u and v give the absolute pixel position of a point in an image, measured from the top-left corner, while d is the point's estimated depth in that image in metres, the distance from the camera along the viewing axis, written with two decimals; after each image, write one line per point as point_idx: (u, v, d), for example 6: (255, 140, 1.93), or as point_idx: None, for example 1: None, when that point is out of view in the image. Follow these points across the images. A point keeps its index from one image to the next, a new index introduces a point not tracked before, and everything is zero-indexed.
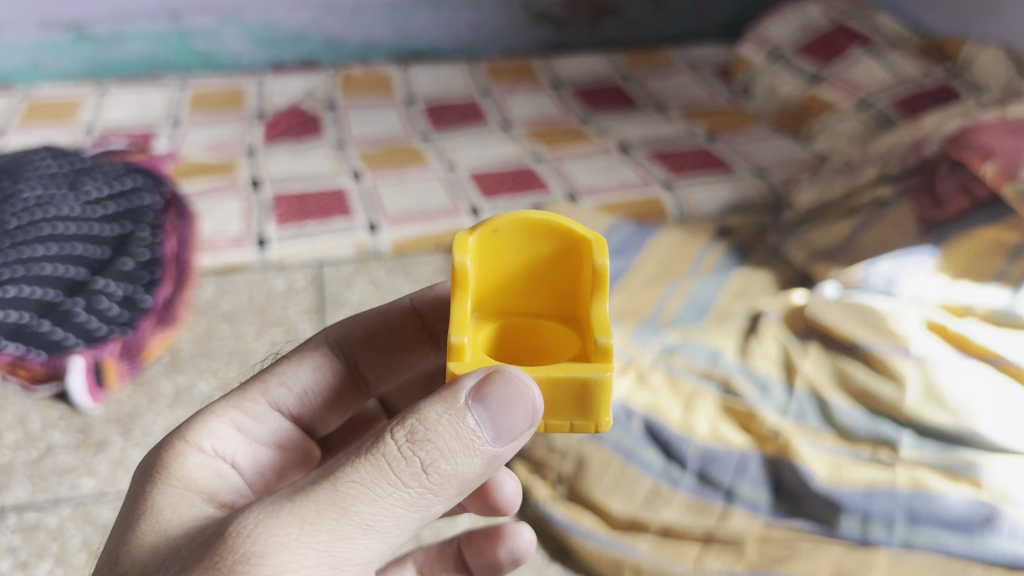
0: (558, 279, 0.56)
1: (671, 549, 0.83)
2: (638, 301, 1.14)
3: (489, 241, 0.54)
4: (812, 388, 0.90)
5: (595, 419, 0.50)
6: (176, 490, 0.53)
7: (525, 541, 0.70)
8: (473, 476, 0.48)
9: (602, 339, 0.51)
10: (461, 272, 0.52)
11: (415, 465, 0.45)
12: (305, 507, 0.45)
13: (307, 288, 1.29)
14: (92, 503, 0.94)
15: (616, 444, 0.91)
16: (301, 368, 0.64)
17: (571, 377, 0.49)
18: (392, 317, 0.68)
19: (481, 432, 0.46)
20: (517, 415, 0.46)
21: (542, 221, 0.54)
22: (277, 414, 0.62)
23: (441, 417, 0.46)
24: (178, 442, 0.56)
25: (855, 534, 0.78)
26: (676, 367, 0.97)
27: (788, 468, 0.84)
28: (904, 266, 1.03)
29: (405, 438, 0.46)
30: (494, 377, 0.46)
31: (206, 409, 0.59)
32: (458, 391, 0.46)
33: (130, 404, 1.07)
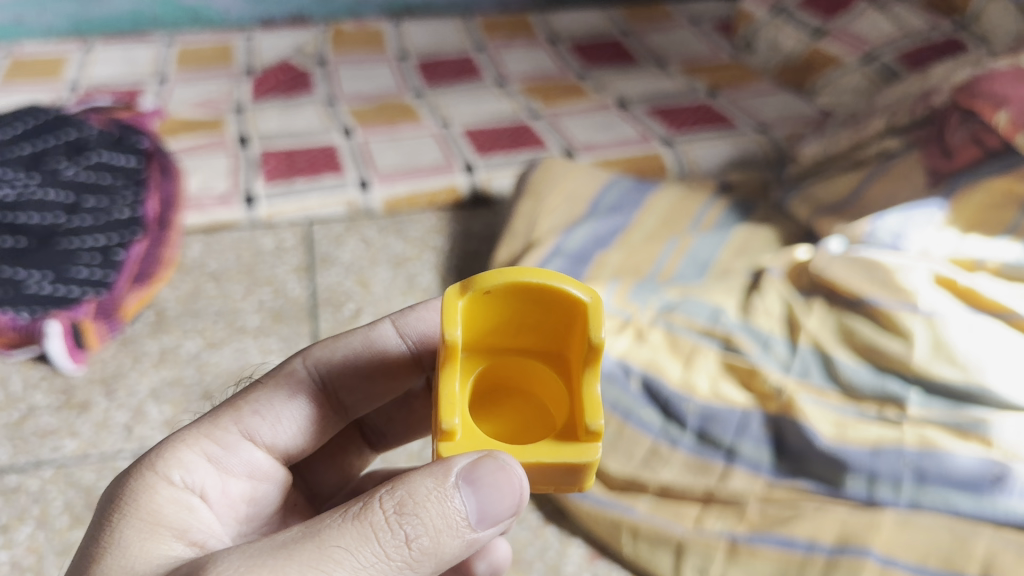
0: (553, 328, 0.49)
1: (671, 510, 0.81)
2: (637, 256, 1.10)
3: (481, 300, 0.47)
4: (816, 343, 0.88)
5: (579, 485, 0.48)
6: (144, 524, 0.51)
7: (503, 553, 0.68)
8: (451, 557, 0.46)
9: (593, 424, 0.46)
10: (451, 347, 0.46)
11: (399, 537, 0.44)
12: (288, 567, 0.43)
13: (296, 247, 1.26)
14: (75, 465, 0.91)
15: (613, 403, 0.89)
16: (275, 399, 0.60)
17: (559, 463, 0.46)
18: (373, 346, 0.65)
19: (467, 515, 0.45)
20: (504, 503, 0.44)
21: (538, 287, 0.46)
22: (249, 443, 0.59)
23: (431, 492, 0.44)
24: (148, 472, 0.54)
25: (861, 494, 0.76)
26: (675, 325, 0.94)
27: (791, 426, 0.81)
28: (912, 219, 1.00)
29: (393, 509, 0.44)
30: (485, 462, 0.43)
31: (176, 437, 0.56)
32: (451, 467, 0.44)
33: (114, 365, 1.05)
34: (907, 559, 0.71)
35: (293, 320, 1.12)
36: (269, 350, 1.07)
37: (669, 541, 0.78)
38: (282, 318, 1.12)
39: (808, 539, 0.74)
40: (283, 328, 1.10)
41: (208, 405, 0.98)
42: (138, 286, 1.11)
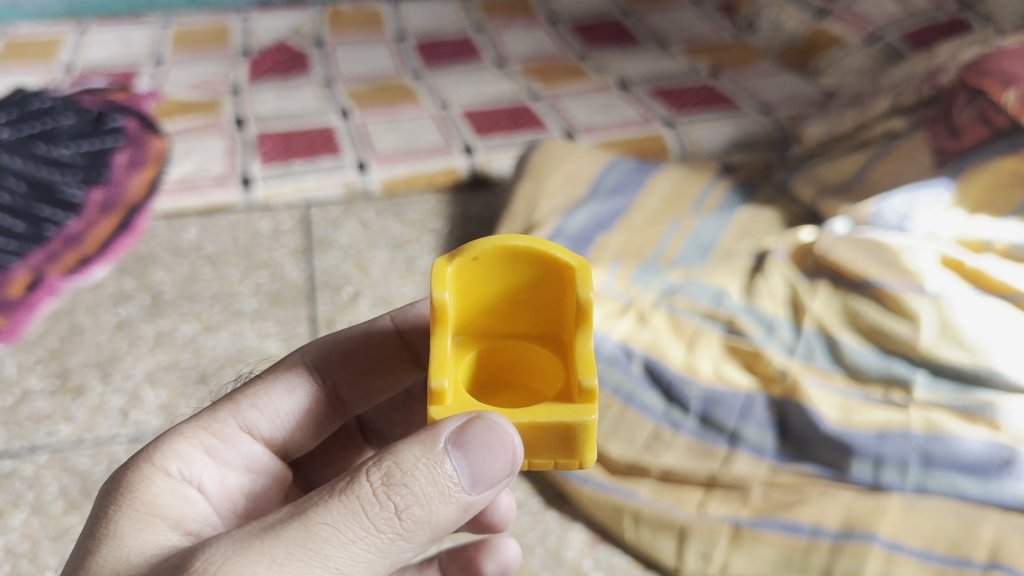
0: (544, 303, 0.49)
1: (673, 494, 0.79)
2: (639, 239, 1.09)
3: (470, 270, 0.48)
4: (820, 326, 0.87)
5: (579, 457, 0.46)
6: (139, 515, 0.50)
7: (512, 553, 0.67)
8: (447, 523, 0.45)
9: (585, 380, 0.45)
10: (440, 309, 0.46)
11: (389, 509, 0.43)
12: (276, 547, 0.42)
13: (293, 230, 1.24)
14: (70, 450, 0.90)
15: (615, 386, 0.87)
16: (274, 390, 0.59)
17: (553, 424, 0.44)
18: (372, 338, 0.64)
19: (458, 479, 0.43)
20: (497, 462, 0.42)
21: (525, 249, 0.47)
22: (247, 435, 0.58)
23: (418, 460, 0.43)
24: (144, 464, 0.53)
25: (866, 478, 0.75)
26: (677, 307, 0.93)
27: (796, 410, 0.80)
28: (918, 199, 0.98)
29: (380, 481, 0.43)
30: (475, 423, 0.42)
31: (174, 429, 0.55)
32: (437, 433, 0.43)
33: (110, 349, 1.03)
34: (914, 544, 0.69)
35: (290, 304, 1.10)
36: (266, 334, 1.05)
37: (671, 526, 0.77)
38: (278, 302, 1.11)
39: (813, 524, 0.73)
40: (280, 311, 1.09)
41: (205, 390, 0.97)
42: (88, 258, 1.16)
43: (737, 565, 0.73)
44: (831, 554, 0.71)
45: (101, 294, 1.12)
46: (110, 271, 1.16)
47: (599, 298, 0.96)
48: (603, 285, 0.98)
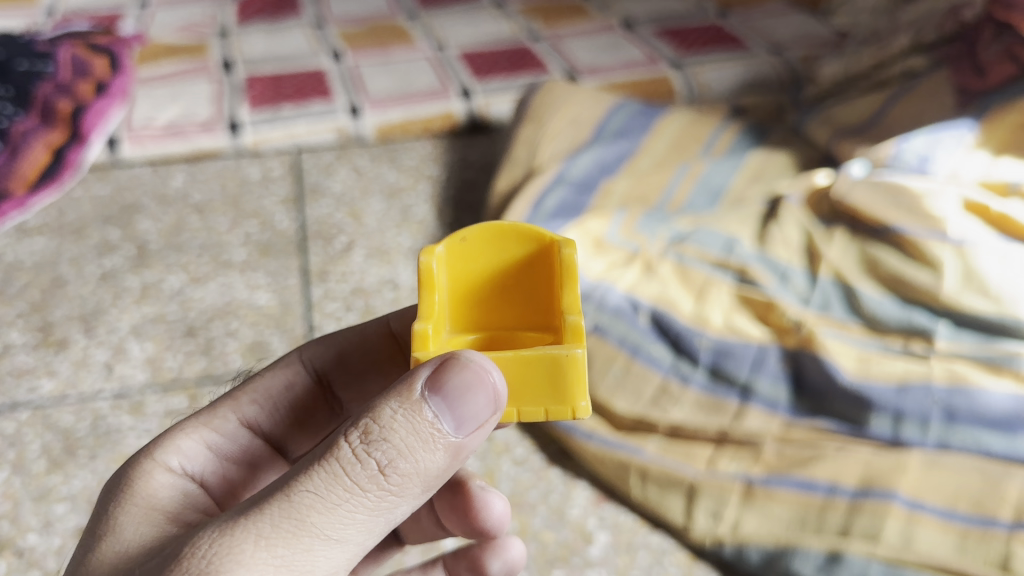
0: (534, 288, 0.50)
1: (681, 450, 0.75)
2: (646, 184, 1.04)
3: (460, 253, 0.49)
4: (837, 274, 0.84)
5: (572, 404, 0.44)
6: (138, 508, 0.47)
7: (517, 552, 0.64)
8: (438, 473, 0.41)
9: (570, 318, 0.46)
10: (426, 273, 0.47)
11: (371, 467, 0.39)
12: (260, 521, 0.39)
13: (284, 177, 1.19)
14: (52, 407, 0.86)
15: (621, 338, 0.82)
16: (272, 382, 0.58)
17: (539, 355, 0.43)
18: (367, 338, 0.62)
19: (441, 424, 0.40)
20: (478, 401, 0.39)
21: (511, 225, 0.49)
22: (246, 430, 0.57)
23: (396, 413, 0.40)
24: (145, 459, 0.51)
25: (885, 433, 0.71)
26: (686, 256, 0.89)
27: (811, 362, 0.77)
28: (940, 141, 0.94)
29: (359, 440, 0.39)
30: (450, 364, 0.39)
31: (174, 427, 0.54)
32: (412, 382, 0.40)
33: (94, 302, 0.99)
34: (936, 502, 0.66)
35: (282, 255, 1.05)
36: (256, 285, 1.01)
37: (680, 485, 0.73)
38: (269, 252, 1.06)
39: (829, 482, 0.69)
40: (271, 262, 1.04)
41: (193, 343, 0.93)
42: (33, 188, 1.13)
43: (749, 524, 0.69)
44: (848, 513, 0.67)
45: (85, 245, 1.08)
46: (95, 221, 1.11)
47: (604, 249, 0.93)
48: (606, 235, 0.94)
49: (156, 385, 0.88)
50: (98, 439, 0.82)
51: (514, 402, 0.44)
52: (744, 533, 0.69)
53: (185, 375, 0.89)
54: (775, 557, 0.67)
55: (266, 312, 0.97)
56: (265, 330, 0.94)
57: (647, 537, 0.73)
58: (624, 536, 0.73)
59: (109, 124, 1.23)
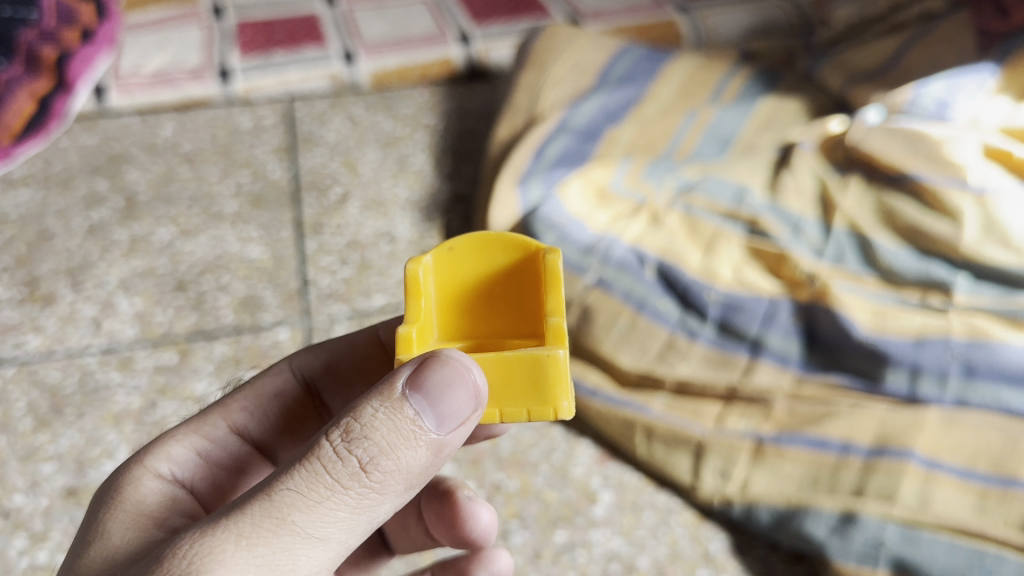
0: (521, 296, 0.49)
1: (688, 408, 0.72)
2: (652, 132, 1.00)
3: (445, 264, 0.48)
4: (852, 225, 0.81)
5: (553, 404, 0.41)
6: (126, 514, 0.45)
7: (505, 563, 0.61)
8: (420, 471, 0.40)
9: (552, 318, 0.45)
10: (412, 280, 0.46)
11: (353, 464, 0.37)
12: (240, 521, 0.37)
13: (276, 126, 1.15)
14: (38, 363, 0.83)
15: (627, 293, 0.79)
16: (261, 391, 0.57)
17: (521, 356, 0.42)
18: (356, 346, 0.61)
19: (423, 421, 0.38)
20: (459, 398, 0.38)
21: (497, 233, 0.48)
22: (236, 436, 0.55)
23: (377, 411, 0.38)
24: (133, 466, 0.49)
25: (902, 390, 0.68)
26: (694, 207, 0.86)
27: (825, 315, 0.74)
28: (960, 85, 0.89)
29: (340, 439, 0.38)
30: (431, 361, 0.38)
31: (164, 433, 0.52)
32: (394, 381, 0.39)
33: (81, 255, 0.95)
34: (954, 462, 0.63)
35: (274, 206, 1.02)
36: (248, 238, 0.97)
37: (687, 443, 0.70)
38: (261, 203, 1.02)
39: (843, 440, 0.66)
40: (263, 214, 1.01)
41: (184, 298, 0.90)
42: (17, 139, 1.09)
43: (759, 483, 0.67)
44: (863, 471, 0.64)
45: (72, 197, 1.04)
46: (82, 172, 1.08)
47: (608, 200, 0.89)
48: (611, 184, 0.91)
49: (146, 341, 0.85)
50: (86, 396, 0.79)
51: (495, 402, 0.42)
52: (754, 492, 0.67)
53: (176, 330, 0.86)
54: (786, 517, 0.65)
55: (258, 265, 0.93)
56: (259, 285, 0.91)
57: (652, 496, 0.71)
58: (628, 495, 0.71)
59: (96, 71, 1.18)
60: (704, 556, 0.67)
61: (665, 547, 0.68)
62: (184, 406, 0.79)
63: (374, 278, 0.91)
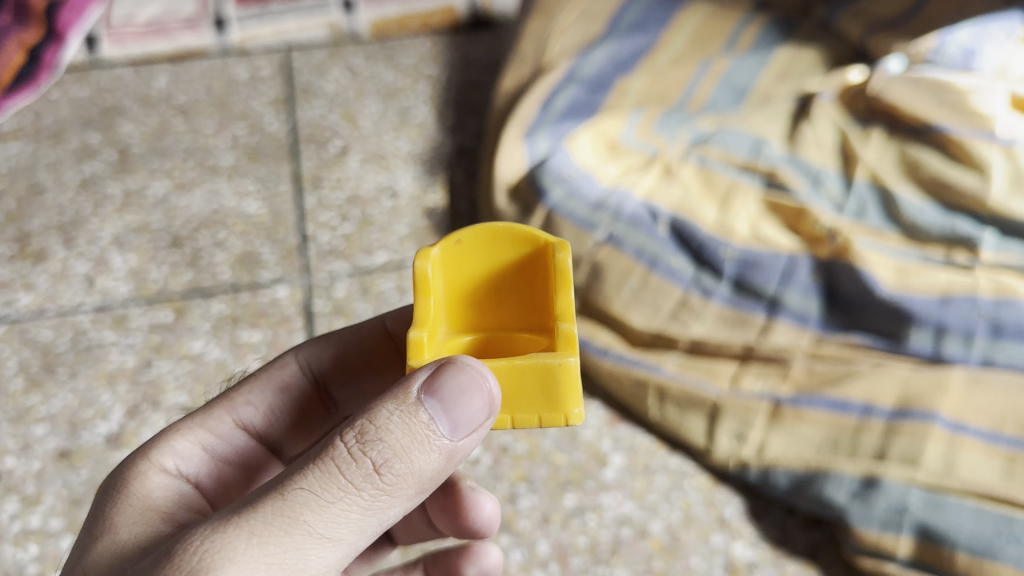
0: (528, 289, 0.46)
1: (702, 367, 0.70)
2: (665, 80, 0.96)
3: (452, 257, 0.45)
4: (874, 177, 0.78)
5: (564, 410, 0.40)
6: (133, 509, 0.44)
7: (494, 560, 0.59)
8: (433, 475, 0.38)
9: (564, 325, 0.41)
10: (421, 278, 0.43)
11: (367, 466, 0.36)
12: (253, 518, 0.36)
13: (273, 77, 1.11)
14: (29, 322, 0.80)
15: (639, 249, 0.76)
16: (267, 385, 0.54)
17: (532, 364, 0.39)
18: (362, 338, 0.57)
19: (437, 426, 0.37)
20: (475, 406, 0.36)
21: (507, 228, 0.44)
22: (242, 432, 0.52)
23: (392, 414, 0.37)
24: (138, 461, 0.47)
25: (926, 349, 0.66)
26: (709, 159, 0.82)
27: (846, 272, 0.71)
28: (987, 32, 0.86)
29: (354, 439, 0.37)
30: (446, 366, 0.37)
31: (169, 427, 0.49)
32: (409, 384, 0.37)
33: (73, 210, 0.92)
34: (980, 426, 0.61)
35: (272, 160, 0.98)
36: (245, 193, 0.94)
37: (702, 404, 0.67)
38: (257, 157, 0.99)
39: (864, 402, 0.64)
40: (260, 168, 0.97)
41: (179, 254, 0.87)
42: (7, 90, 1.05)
43: (776, 446, 0.64)
44: (885, 434, 0.62)
45: (64, 150, 1.00)
46: (73, 125, 1.04)
47: (618, 153, 0.86)
48: (622, 137, 0.87)
49: (141, 298, 0.82)
50: (79, 355, 0.77)
51: (507, 410, 0.40)
52: (771, 456, 0.64)
53: (171, 287, 0.83)
54: (805, 482, 0.63)
55: (256, 221, 0.90)
56: (256, 241, 0.88)
57: (665, 459, 0.69)
58: (640, 458, 0.69)
59: (86, 21, 1.13)
60: (719, 520, 0.65)
61: (679, 511, 0.65)
62: (180, 365, 0.76)
63: (375, 234, 0.88)
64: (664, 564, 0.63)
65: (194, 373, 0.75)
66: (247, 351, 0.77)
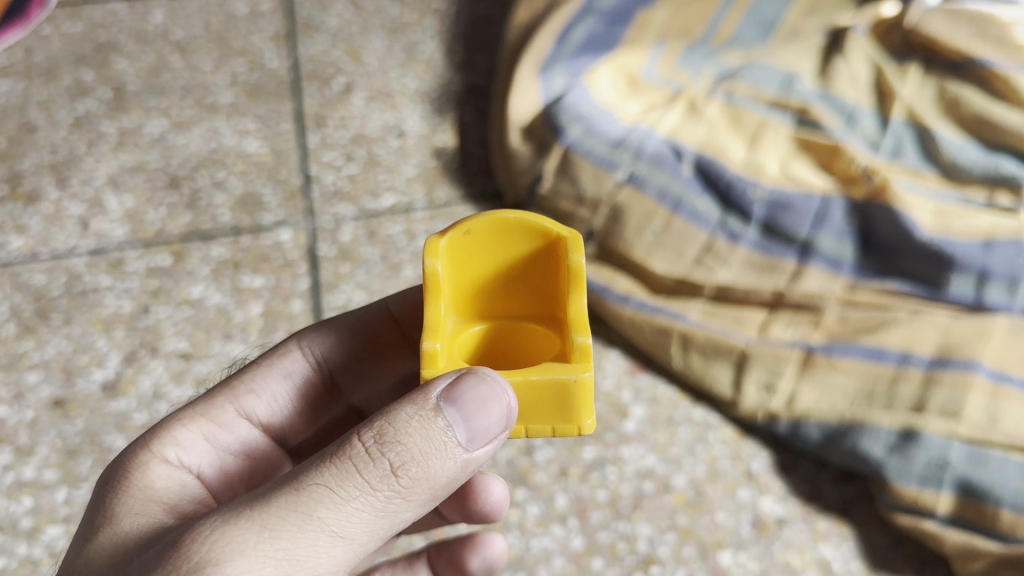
0: (540, 279, 0.42)
1: (729, 315, 0.66)
2: (689, 12, 0.89)
3: (462, 247, 0.41)
4: (910, 114, 0.74)
5: (578, 421, 0.37)
6: (134, 501, 0.41)
7: (499, 549, 0.55)
8: (447, 483, 0.36)
9: (578, 337, 0.38)
10: (432, 279, 0.39)
11: (383, 467, 0.34)
12: (265, 511, 0.34)
13: (274, 11, 1.05)
14: (21, 265, 0.77)
15: (662, 190, 0.71)
16: (270, 374, 0.51)
17: (546, 381, 0.36)
18: (365, 322, 0.53)
19: (454, 434, 0.35)
20: (494, 418, 0.34)
21: (517, 220, 0.40)
22: (246, 422, 0.49)
23: (411, 418, 0.35)
24: (139, 451, 0.44)
25: (967, 296, 0.62)
26: (737, 95, 0.77)
27: (882, 214, 0.67)
28: None
29: (372, 440, 0.35)
30: (466, 376, 0.34)
31: (169, 416, 0.46)
32: (429, 389, 0.35)
33: (66, 149, 0.88)
34: None
35: (273, 98, 0.93)
36: (245, 131, 0.89)
37: (729, 353, 0.64)
38: (258, 95, 0.94)
39: (901, 350, 0.60)
40: (261, 106, 0.93)
41: (177, 195, 0.83)
42: None
43: (807, 397, 0.61)
44: (923, 384, 0.58)
45: (57, 88, 0.95)
46: (66, 62, 0.99)
47: (639, 88, 0.81)
48: (643, 72, 0.82)
49: (137, 241, 0.78)
50: (73, 300, 0.73)
51: (520, 421, 0.37)
52: (802, 407, 0.61)
53: (169, 230, 0.79)
54: (838, 435, 0.60)
55: (256, 160, 0.86)
56: (257, 181, 0.84)
57: (689, 411, 0.65)
58: (662, 409, 0.65)
59: None
60: (746, 475, 0.62)
61: (704, 464, 0.63)
62: (179, 311, 0.73)
63: (381, 175, 0.84)
64: (688, 520, 0.60)
65: (194, 318, 0.72)
66: (249, 296, 0.74)
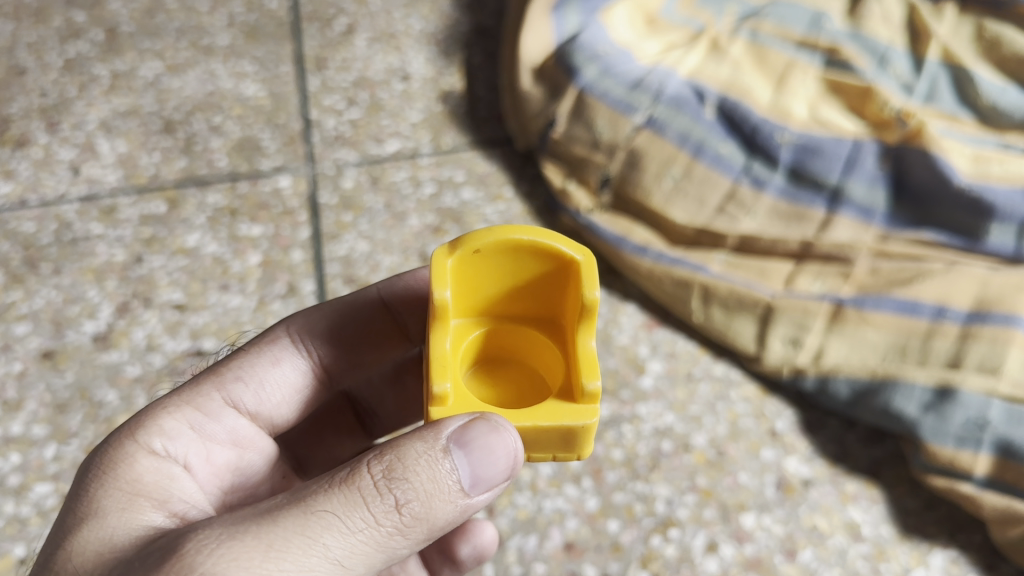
0: (544, 290, 0.39)
1: (753, 266, 0.62)
2: None
3: (469, 262, 0.37)
4: (947, 55, 0.70)
5: (578, 450, 0.36)
6: (121, 495, 0.38)
7: (490, 537, 0.51)
8: (446, 527, 0.35)
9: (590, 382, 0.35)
10: (442, 309, 0.36)
11: (389, 504, 0.33)
12: (272, 530, 0.32)
13: None
14: (10, 213, 0.73)
15: (683, 135, 0.67)
16: (261, 360, 0.47)
17: (557, 427, 0.35)
18: (358, 311, 0.50)
19: (460, 479, 0.33)
20: (500, 467, 0.33)
21: (532, 243, 0.36)
22: (234, 411, 0.45)
23: (420, 455, 0.33)
24: (124, 440, 0.40)
25: (1007, 247, 0.59)
26: (761, 34, 0.73)
27: (917, 158, 0.63)
28: None
29: (380, 474, 0.33)
30: (478, 422, 0.33)
31: (154, 403, 0.43)
32: (441, 427, 0.33)
33: (56, 92, 0.83)
34: None
35: (272, 39, 0.89)
36: (242, 74, 0.85)
37: (753, 306, 0.60)
38: (257, 36, 0.90)
39: (937, 304, 0.56)
40: (259, 48, 0.88)
41: (171, 140, 0.79)
42: None
43: (836, 352, 0.58)
44: (960, 339, 0.55)
45: (47, 29, 0.91)
46: (57, 1, 0.94)
47: (657, 28, 0.77)
48: (662, 11, 0.78)
49: (130, 188, 0.75)
50: (64, 249, 0.70)
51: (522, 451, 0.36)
52: (830, 363, 0.58)
53: (164, 176, 0.76)
54: (869, 394, 0.56)
55: (255, 104, 0.82)
56: (254, 125, 0.80)
57: (709, 366, 0.62)
58: (681, 365, 0.62)
59: None
60: (770, 434, 0.60)
61: (725, 424, 0.60)
62: (173, 261, 0.69)
63: (384, 120, 0.80)
64: (709, 481, 0.57)
65: (189, 269, 0.69)
66: (246, 246, 0.70)
